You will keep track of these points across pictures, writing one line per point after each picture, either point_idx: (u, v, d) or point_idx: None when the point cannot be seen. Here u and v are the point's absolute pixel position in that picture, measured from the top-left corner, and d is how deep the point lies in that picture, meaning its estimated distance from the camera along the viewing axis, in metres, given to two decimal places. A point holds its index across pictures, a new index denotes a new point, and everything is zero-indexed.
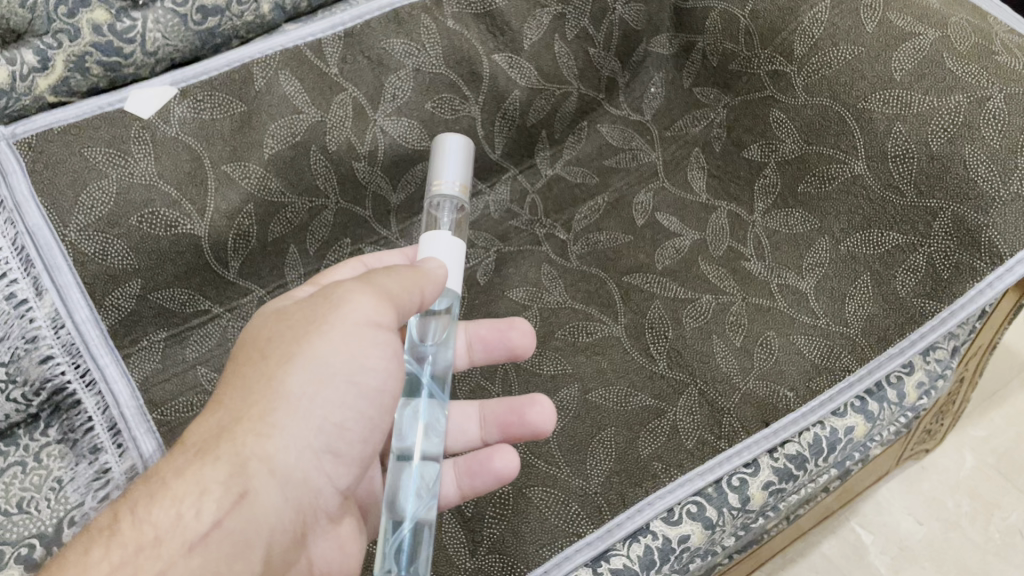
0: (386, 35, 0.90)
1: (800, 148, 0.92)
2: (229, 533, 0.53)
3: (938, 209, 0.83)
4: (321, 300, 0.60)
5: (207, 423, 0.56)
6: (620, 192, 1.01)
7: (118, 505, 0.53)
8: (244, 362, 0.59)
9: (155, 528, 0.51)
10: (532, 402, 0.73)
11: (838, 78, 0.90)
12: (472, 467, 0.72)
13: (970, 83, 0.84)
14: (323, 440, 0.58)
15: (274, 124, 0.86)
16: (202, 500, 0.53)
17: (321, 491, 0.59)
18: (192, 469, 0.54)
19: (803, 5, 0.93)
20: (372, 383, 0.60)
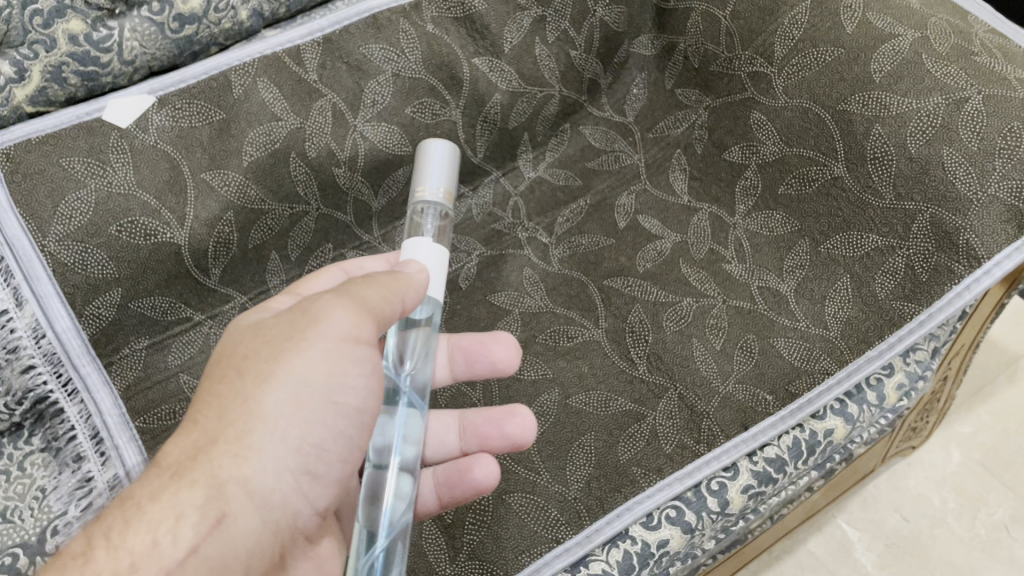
0: (365, 41, 0.90)
1: (780, 150, 0.92)
2: (206, 558, 0.52)
3: (916, 211, 0.83)
4: (297, 314, 0.59)
5: (183, 442, 0.54)
6: (603, 194, 1.01)
7: (90, 529, 0.51)
8: (219, 378, 0.57)
9: (131, 555, 0.50)
10: (512, 413, 0.74)
11: (818, 80, 0.90)
12: (451, 478, 0.73)
13: (948, 84, 0.84)
14: (302, 460, 0.57)
15: (253, 131, 0.86)
16: (179, 525, 0.51)
17: (298, 510, 0.58)
18: (168, 492, 0.52)
19: (783, 6, 0.93)
20: (349, 400, 0.59)
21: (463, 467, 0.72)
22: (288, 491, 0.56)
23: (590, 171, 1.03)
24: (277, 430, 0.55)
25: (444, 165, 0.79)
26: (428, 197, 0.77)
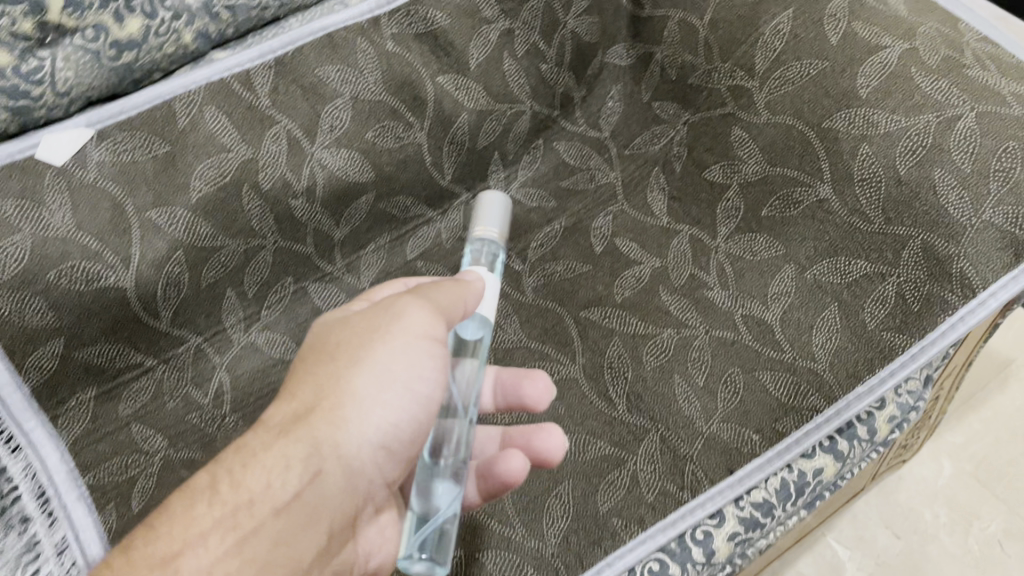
0: (320, 62, 0.84)
1: (762, 169, 0.87)
2: (305, 505, 0.57)
3: (906, 237, 0.78)
4: (383, 307, 0.62)
5: (286, 407, 0.58)
6: (579, 216, 0.96)
7: (211, 468, 0.56)
8: (313, 359, 0.60)
9: (251, 490, 0.55)
10: (544, 429, 0.72)
11: (802, 95, 0.85)
12: (487, 470, 0.70)
13: (940, 100, 0.79)
14: (384, 440, 0.60)
15: (201, 165, 0.80)
16: (287, 472, 0.56)
17: (377, 479, 0.62)
18: (275, 446, 0.56)
19: (762, 15, 0.89)
20: (428, 392, 0.61)
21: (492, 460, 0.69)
22: (371, 463, 0.60)
23: (566, 190, 0.97)
24: (366, 409, 0.58)
25: (502, 211, 0.78)
26: (484, 236, 0.76)
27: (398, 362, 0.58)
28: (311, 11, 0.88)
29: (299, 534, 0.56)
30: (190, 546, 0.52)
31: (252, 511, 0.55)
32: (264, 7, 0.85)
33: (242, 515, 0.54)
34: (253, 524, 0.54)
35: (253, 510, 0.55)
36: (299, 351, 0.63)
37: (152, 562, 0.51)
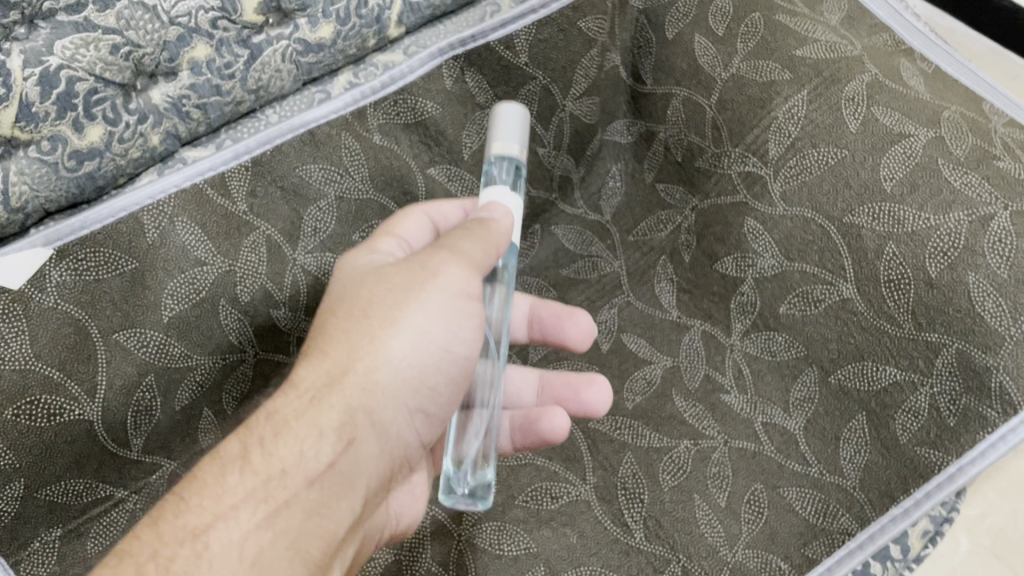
0: (302, 159, 0.78)
1: (780, 264, 0.82)
2: (339, 474, 0.56)
3: (939, 345, 0.73)
4: (416, 262, 0.61)
5: (318, 368, 0.58)
6: (583, 309, 0.89)
7: (242, 436, 0.56)
8: (345, 313, 0.60)
9: (282, 462, 0.54)
10: (590, 383, 0.76)
11: (820, 186, 0.80)
12: (526, 425, 0.73)
13: (970, 195, 0.74)
14: (415, 399, 0.61)
15: (174, 281, 0.73)
16: (320, 443, 0.56)
17: (411, 442, 0.63)
18: (307, 413, 0.56)
19: (776, 97, 0.83)
20: (460, 347, 0.62)
21: (536, 417, 0.73)
22: (403, 425, 0.61)
23: (567, 279, 0.91)
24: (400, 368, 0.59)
25: (519, 126, 0.71)
26: (502, 153, 0.70)
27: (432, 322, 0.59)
28: (289, 102, 0.81)
29: (333, 505, 0.56)
30: (222, 518, 0.52)
31: (285, 484, 0.54)
32: (238, 102, 0.77)
33: (275, 487, 0.53)
34: (286, 497, 0.54)
35: (285, 483, 0.54)
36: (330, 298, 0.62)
37: (181, 534, 0.51)
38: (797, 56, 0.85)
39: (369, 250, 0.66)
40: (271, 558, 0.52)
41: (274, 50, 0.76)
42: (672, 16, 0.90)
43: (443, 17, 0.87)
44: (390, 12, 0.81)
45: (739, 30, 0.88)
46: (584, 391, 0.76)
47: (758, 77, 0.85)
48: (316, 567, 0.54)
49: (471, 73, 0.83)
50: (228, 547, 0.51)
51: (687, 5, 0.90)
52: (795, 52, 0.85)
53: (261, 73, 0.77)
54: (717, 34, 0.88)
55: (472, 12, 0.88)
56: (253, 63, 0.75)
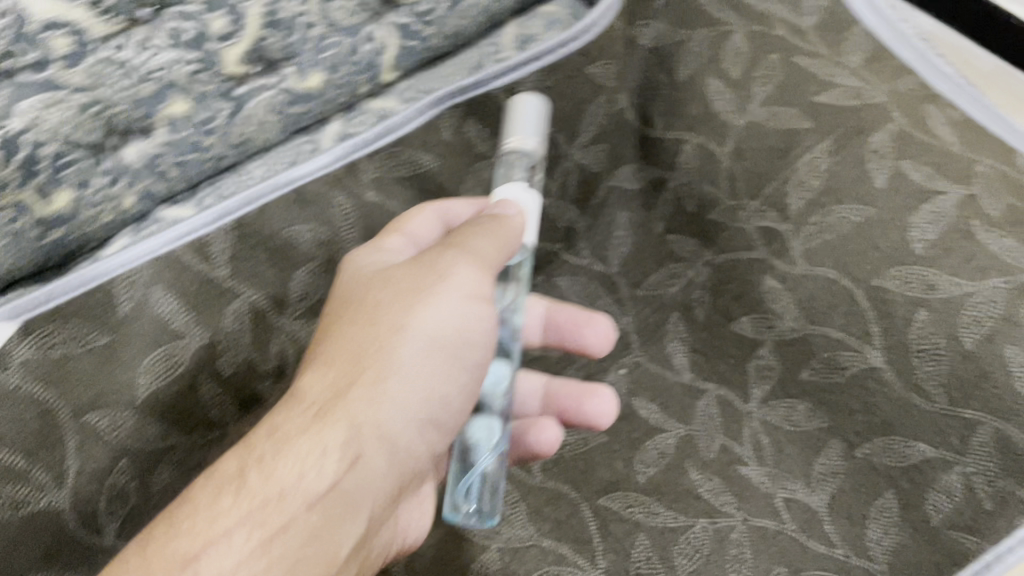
0: (289, 219, 0.72)
1: (801, 326, 0.77)
2: (344, 494, 0.54)
3: (976, 422, 0.68)
4: (423, 268, 0.60)
5: (322, 379, 0.56)
6: (589, 369, 0.84)
7: (241, 454, 0.54)
8: (351, 320, 0.59)
9: (281, 484, 0.52)
10: (593, 395, 0.76)
11: (845, 246, 0.75)
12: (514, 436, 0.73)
13: (1008, 261, 0.69)
14: (425, 409, 0.59)
15: (148, 356, 0.67)
16: (323, 461, 0.54)
17: (422, 456, 0.60)
18: (311, 430, 0.54)
19: (796, 148, 0.79)
20: (468, 351, 0.60)
21: (526, 428, 0.73)
22: (413, 438, 0.58)
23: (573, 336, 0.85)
24: (407, 377, 0.57)
25: (538, 120, 0.71)
26: (519, 147, 0.69)
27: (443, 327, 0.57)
28: (275, 153, 0.75)
29: (337, 529, 0.54)
30: (215, 543, 0.50)
31: (283, 507, 0.52)
32: (220, 158, 0.71)
33: (272, 510, 0.52)
34: (285, 520, 0.52)
35: (283, 505, 0.52)
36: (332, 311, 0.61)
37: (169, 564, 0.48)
38: (818, 102, 0.80)
39: (376, 253, 0.65)
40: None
41: (259, 100, 0.70)
42: (683, 57, 0.86)
43: (439, 59, 0.81)
44: (384, 55, 0.75)
45: (756, 73, 0.83)
46: (587, 402, 0.76)
47: (776, 125, 0.80)
48: None
49: (471, 122, 0.78)
50: None
51: (699, 46, 0.85)
52: (815, 98, 0.80)
53: (245, 126, 0.71)
54: (731, 77, 0.83)
55: (470, 53, 0.82)
56: (236, 115, 0.70)
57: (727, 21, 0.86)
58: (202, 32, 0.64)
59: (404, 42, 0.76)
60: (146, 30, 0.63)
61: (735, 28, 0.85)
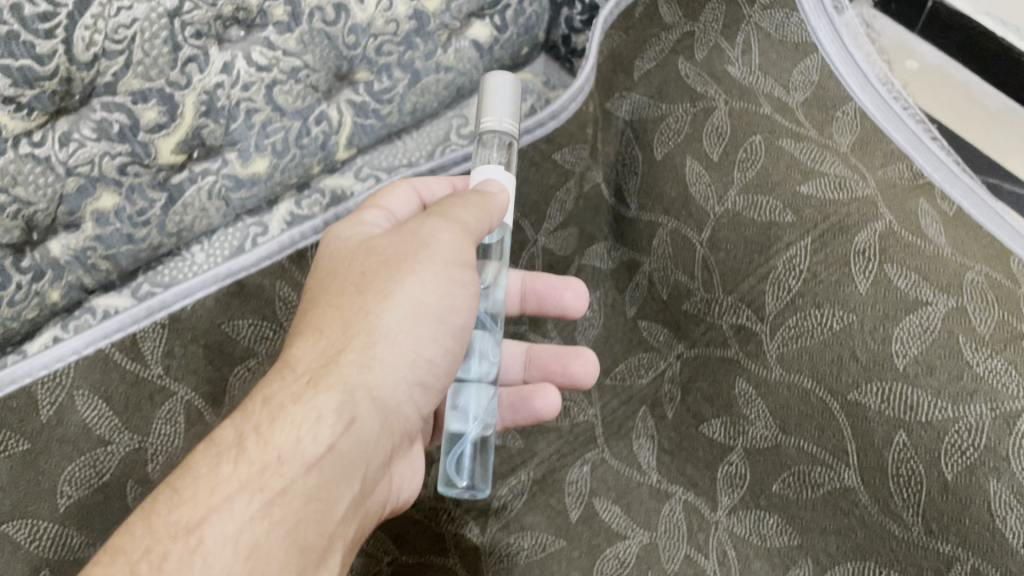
0: (229, 314, 0.68)
1: (773, 435, 0.73)
2: (340, 456, 0.53)
3: (953, 557, 0.64)
4: (406, 234, 0.58)
5: (311, 347, 0.55)
6: (551, 462, 0.79)
7: (237, 422, 0.52)
8: (337, 292, 0.57)
9: (279, 449, 0.51)
10: (578, 354, 0.75)
11: (823, 354, 0.70)
12: (515, 404, 0.73)
13: (996, 385, 0.65)
14: (415, 373, 0.57)
15: (72, 465, 0.63)
16: (317, 427, 0.52)
17: (412, 417, 0.59)
18: (305, 398, 0.53)
19: (776, 243, 0.74)
20: (456, 319, 0.58)
21: (525, 396, 0.72)
22: (403, 401, 0.57)
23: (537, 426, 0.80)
24: (398, 343, 0.55)
25: (512, 97, 0.64)
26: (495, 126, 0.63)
27: (430, 294, 0.55)
28: (219, 237, 0.71)
29: (334, 494, 0.53)
30: (216, 510, 0.48)
31: (282, 470, 0.50)
32: (157, 247, 0.67)
33: (271, 475, 0.50)
34: (285, 484, 0.50)
35: (282, 469, 0.50)
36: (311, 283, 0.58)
37: (174, 530, 0.46)
38: (801, 193, 0.75)
39: (356, 223, 0.63)
40: (269, 549, 0.48)
41: (198, 188, 0.66)
42: (660, 134, 0.81)
43: (401, 133, 0.77)
44: (338, 136, 0.71)
45: (737, 156, 0.78)
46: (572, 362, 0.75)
47: (755, 215, 0.75)
48: (314, 557, 0.51)
49: None
50: (223, 540, 0.47)
51: (679, 123, 0.81)
52: (799, 188, 0.75)
53: (183, 215, 0.66)
54: (710, 158, 0.78)
55: (436, 125, 0.78)
56: (172, 205, 0.65)
57: (710, 95, 0.81)
58: (131, 124, 0.60)
59: (360, 121, 0.71)
60: (67, 122, 0.58)
61: (718, 103, 0.80)
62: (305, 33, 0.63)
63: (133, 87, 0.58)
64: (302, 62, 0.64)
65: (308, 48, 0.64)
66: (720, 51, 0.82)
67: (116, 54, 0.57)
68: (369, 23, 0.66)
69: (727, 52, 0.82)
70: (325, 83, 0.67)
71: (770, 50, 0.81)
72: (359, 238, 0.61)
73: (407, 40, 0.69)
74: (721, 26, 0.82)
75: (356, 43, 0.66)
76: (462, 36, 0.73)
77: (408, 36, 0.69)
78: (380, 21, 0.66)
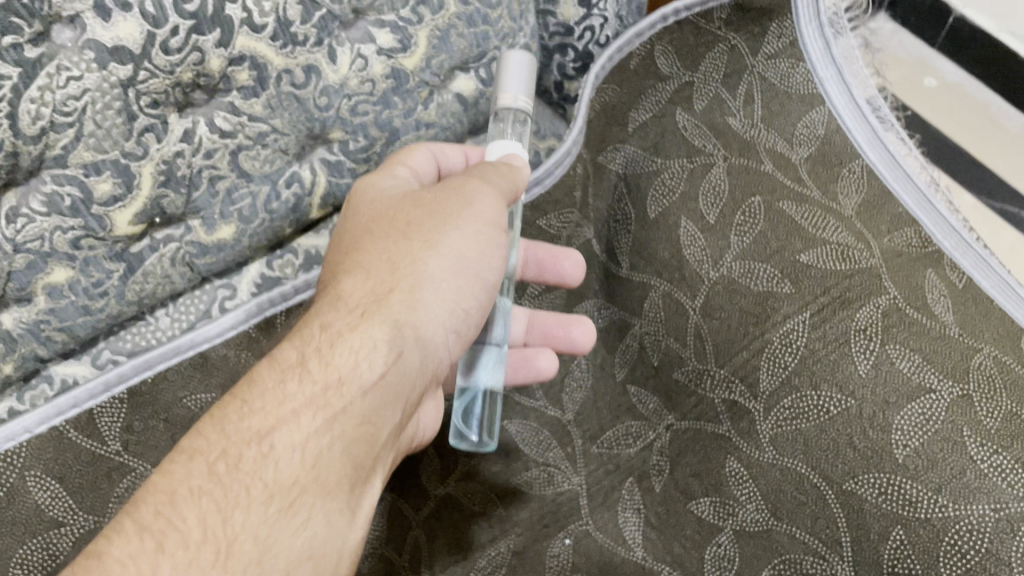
0: (191, 388, 0.64)
1: (764, 519, 0.69)
2: (390, 386, 0.56)
3: None
4: (449, 188, 0.61)
5: (362, 280, 0.58)
6: (532, 533, 0.77)
7: (296, 343, 0.55)
8: (382, 233, 0.60)
9: (340, 371, 0.54)
10: (579, 320, 0.76)
11: (819, 439, 0.67)
12: (518, 363, 0.75)
13: (1000, 484, 0.61)
14: (454, 318, 0.60)
15: (24, 547, 0.60)
16: (374, 353, 0.55)
17: (445, 362, 0.62)
18: (359, 328, 0.56)
19: (772, 316, 0.70)
20: (489, 273, 0.62)
21: (526, 358, 0.75)
22: (443, 343, 0.61)
23: (516, 494, 0.78)
24: (441, 289, 0.59)
25: (528, 75, 0.65)
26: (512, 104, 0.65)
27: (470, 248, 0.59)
28: (185, 300, 0.67)
29: (382, 420, 0.56)
30: (283, 423, 0.51)
31: (341, 393, 0.54)
32: (118, 316, 0.64)
33: (332, 395, 0.53)
34: (344, 405, 0.53)
35: (341, 392, 0.54)
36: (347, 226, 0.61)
37: (247, 435, 0.50)
38: (801, 262, 0.71)
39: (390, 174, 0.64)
40: (331, 459, 0.52)
41: (160, 256, 0.62)
42: (655, 191, 0.77)
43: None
44: (310, 197, 0.67)
45: (734, 218, 0.74)
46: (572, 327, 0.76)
47: (752, 285, 0.71)
48: (360, 477, 0.54)
49: None
50: (290, 447, 0.50)
51: (674, 179, 0.76)
52: (798, 256, 0.71)
53: (143, 283, 0.63)
54: (706, 220, 0.74)
55: None
56: (132, 275, 0.62)
57: (708, 150, 0.76)
58: (83, 197, 0.56)
59: (335, 180, 0.68)
60: (15, 196, 0.54)
61: (717, 159, 0.76)
62: (273, 96, 0.60)
63: (86, 159, 0.55)
64: (270, 126, 0.61)
65: (276, 112, 0.60)
66: (721, 102, 0.77)
67: (65, 126, 0.52)
68: (342, 84, 0.62)
69: (728, 103, 0.77)
70: (295, 146, 0.63)
71: (774, 101, 0.76)
72: (396, 188, 0.63)
73: (383, 99, 0.65)
74: (722, 76, 0.78)
75: (328, 104, 0.63)
76: (444, 90, 0.69)
77: (385, 95, 0.65)
78: (354, 81, 0.63)
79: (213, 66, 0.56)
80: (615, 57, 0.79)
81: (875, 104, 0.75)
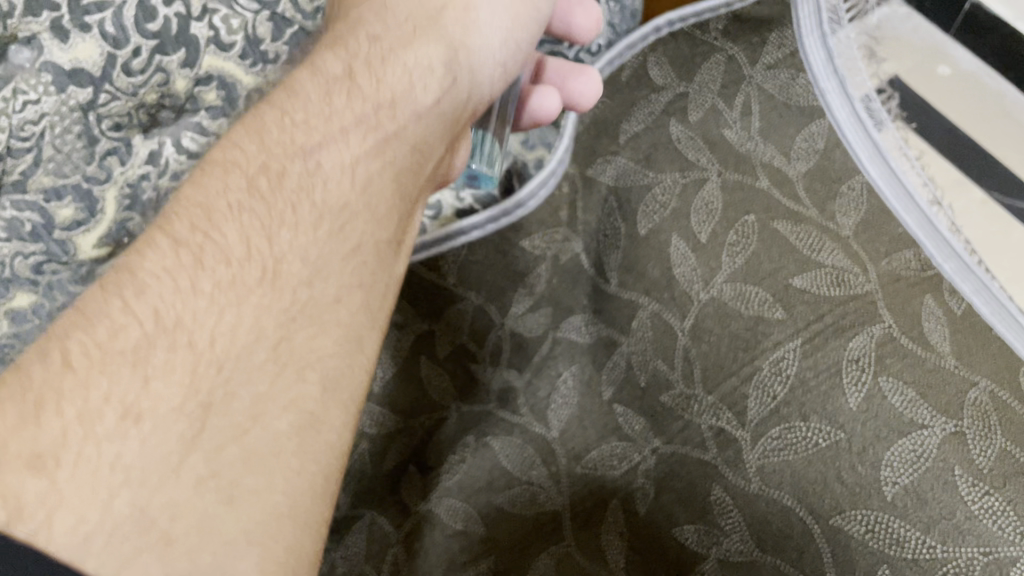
0: None
1: (748, 550, 0.68)
2: (409, 176, 0.54)
3: None
4: None
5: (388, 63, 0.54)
6: (512, 551, 0.76)
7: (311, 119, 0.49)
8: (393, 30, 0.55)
9: (372, 149, 0.51)
10: (582, 71, 0.71)
11: (807, 473, 0.65)
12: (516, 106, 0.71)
13: (988, 527, 0.59)
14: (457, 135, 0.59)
15: None
16: (400, 138, 0.53)
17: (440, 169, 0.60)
18: (389, 106, 0.52)
19: (762, 342, 0.68)
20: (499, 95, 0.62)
21: (525, 95, 0.69)
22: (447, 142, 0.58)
23: (500, 513, 0.77)
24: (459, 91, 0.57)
25: None
26: None
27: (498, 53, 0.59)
28: None
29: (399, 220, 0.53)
30: (313, 185, 0.47)
31: (372, 170, 0.50)
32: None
33: (364, 172, 0.50)
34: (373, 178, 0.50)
35: (372, 170, 0.50)
36: (380, 15, 0.56)
37: (279, 182, 0.46)
38: (794, 286, 0.68)
39: None
40: (364, 228, 0.49)
41: None
42: (646, 206, 0.74)
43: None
44: None
45: (726, 238, 0.71)
46: (573, 79, 0.71)
47: (742, 309, 0.69)
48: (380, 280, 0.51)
49: None
50: (321, 206, 0.47)
51: (665, 194, 0.74)
52: (792, 280, 0.69)
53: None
54: (698, 238, 0.72)
55: None
56: None
57: (702, 164, 0.74)
58: (44, 223, 0.54)
59: None
60: None
61: (711, 173, 0.73)
62: (243, 116, 0.57)
63: (45, 184, 0.53)
64: None
65: None
66: (716, 113, 0.75)
67: (24, 151, 0.52)
68: None
69: (724, 114, 0.74)
70: None
71: (772, 112, 0.74)
72: None
73: None
74: (719, 86, 0.75)
75: None
76: None
77: None
78: None
79: (178, 87, 0.55)
80: (606, 70, 0.78)
81: (870, 104, 0.71)
